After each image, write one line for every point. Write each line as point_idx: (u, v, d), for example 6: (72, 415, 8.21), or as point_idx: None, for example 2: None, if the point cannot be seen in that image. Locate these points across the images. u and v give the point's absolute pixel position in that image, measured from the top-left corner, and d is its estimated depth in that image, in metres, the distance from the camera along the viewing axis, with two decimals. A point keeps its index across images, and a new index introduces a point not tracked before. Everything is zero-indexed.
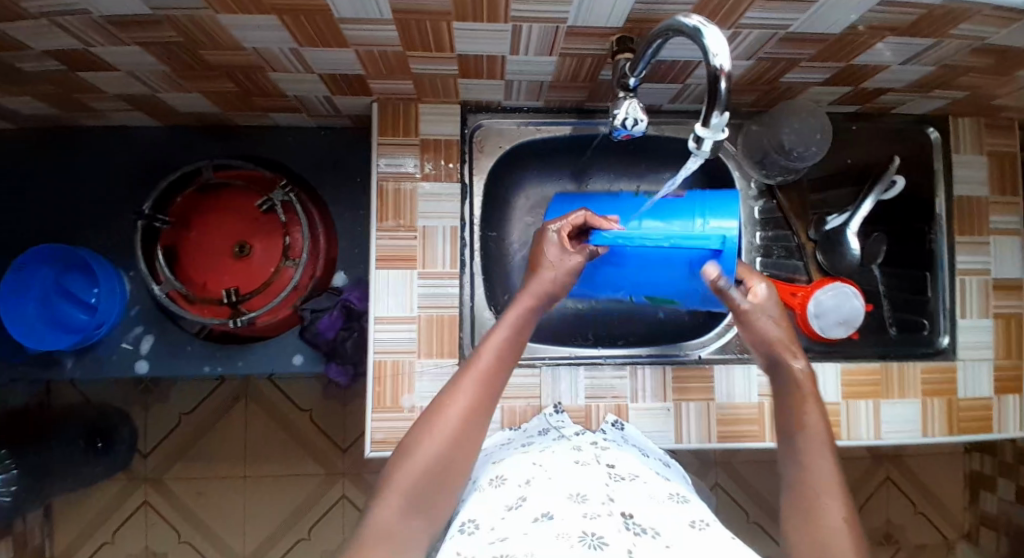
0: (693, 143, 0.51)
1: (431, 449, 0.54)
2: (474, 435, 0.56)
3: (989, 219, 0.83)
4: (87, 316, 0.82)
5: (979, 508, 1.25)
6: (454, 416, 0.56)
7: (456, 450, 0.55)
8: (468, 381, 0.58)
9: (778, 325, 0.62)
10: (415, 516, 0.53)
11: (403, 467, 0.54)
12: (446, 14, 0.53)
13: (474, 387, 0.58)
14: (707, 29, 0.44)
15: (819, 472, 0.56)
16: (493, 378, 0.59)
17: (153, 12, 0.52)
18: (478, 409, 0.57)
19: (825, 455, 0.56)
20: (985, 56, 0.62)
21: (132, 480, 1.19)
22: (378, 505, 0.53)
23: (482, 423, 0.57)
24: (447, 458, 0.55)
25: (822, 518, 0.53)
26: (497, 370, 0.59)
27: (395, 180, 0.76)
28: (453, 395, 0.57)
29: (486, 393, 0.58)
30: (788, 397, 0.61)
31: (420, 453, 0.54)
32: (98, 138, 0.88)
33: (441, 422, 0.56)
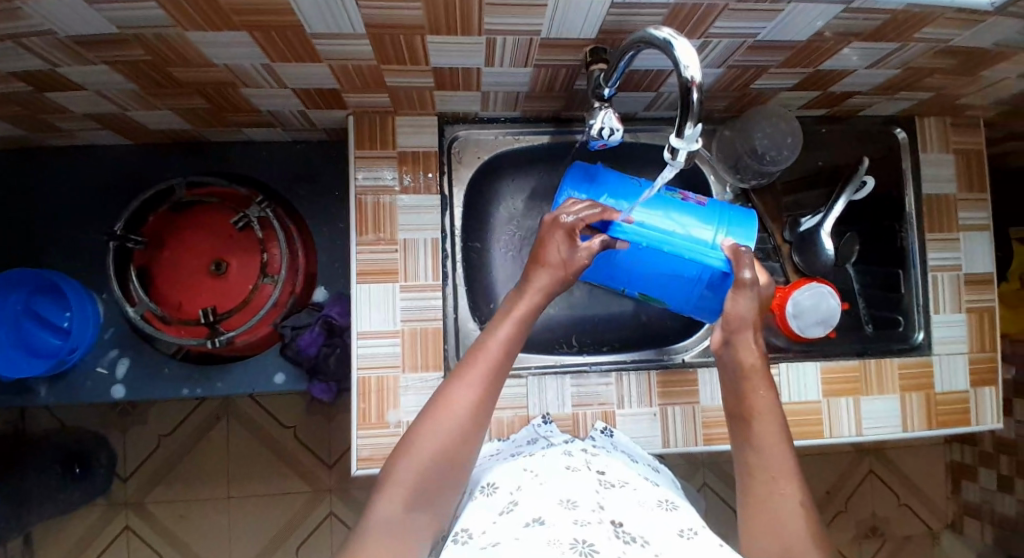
0: (668, 155, 0.52)
1: (435, 446, 0.53)
2: (477, 430, 0.55)
3: (959, 216, 0.85)
4: (60, 340, 0.80)
5: (961, 497, 1.28)
6: (460, 408, 0.55)
7: (461, 446, 0.54)
8: (474, 374, 0.57)
9: (751, 309, 0.63)
10: (415, 521, 0.52)
11: (408, 462, 0.53)
12: (419, 28, 0.53)
13: (481, 379, 0.57)
14: (678, 41, 0.45)
15: (768, 454, 0.57)
16: (498, 370, 0.58)
17: (120, 31, 0.51)
18: (481, 403, 0.56)
19: (774, 433, 0.58)
20: (946, 59, 0.64)
21: (112, 505, 1.16)
22: (378, 503, 0.52)
23: (486, 416, 0.57)
24: (449, 456, 0.54)
25: (776, 505, 0.55)
26: (503, 362, 0.58)
27: (374, 193, 0.75)
28: (459, 387, 0.56)
29: (491, 384, 0.57)
30: (740, 378, 0.62)
31: (425, 447, 0.53)
32: (67, 157, 0.86)
33: (445, 417, 0.54)
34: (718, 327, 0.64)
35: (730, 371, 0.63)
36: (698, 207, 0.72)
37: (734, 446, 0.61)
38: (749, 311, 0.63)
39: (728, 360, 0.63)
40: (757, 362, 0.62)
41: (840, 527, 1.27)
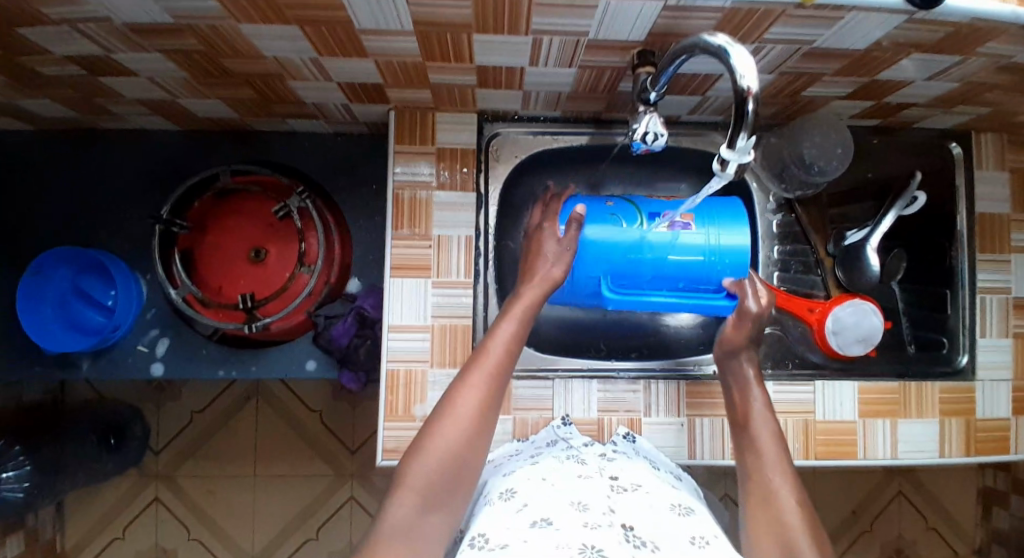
0: (717, 166, 0.49)
1: (444, 445, 0.54)
2: (484, 432, 0.56)
3: (1011, 237, 0.82)
4: (102, 318, 0.83)
5: (991, 525, 1.23)
6: (467, 409, 0.56)
7: (470, 445, 0.55)
8: (478, 377, 0.58)
9: (744, 331, 0.69)
10: (428, 522, 0.51)
11: (418, 463, 0.53)
12: (466, 26, 0.53)
13: (485, 379, 0.58)
14: (733, 49, 0.44)
15: (766, 456, 0.60)
16: (501, 374, 0.59)
17: (175, 20, 0.52)
18: (488, 403, 0.57)
19: (768, 437, 0.61)
20: (1011, 73, 0.61)
21: (144, 476, 1.20)
22: (391, 505, 0.52)
23: (492, 418, 0.58)
24: (458, 456, 0.54)
25: (776, 502, 0.56)
26: (505, 364, 0.60)
27: (411, 188, 0.76)
28: (463, 389, 0.57)
29: (495, 384, 0.58)
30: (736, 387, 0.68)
31: (435, 447, 0.54)
32: (118, 139, 0.89)
33: (454, 418, 0.55)
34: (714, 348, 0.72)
35: (729, 381, 0.69)
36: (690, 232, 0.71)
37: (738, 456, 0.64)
38: (745, 334, 0.70)
39: (730, 374, 0.70)
40: (751, 374, 0.68)
41: (863, 548, 1.23)
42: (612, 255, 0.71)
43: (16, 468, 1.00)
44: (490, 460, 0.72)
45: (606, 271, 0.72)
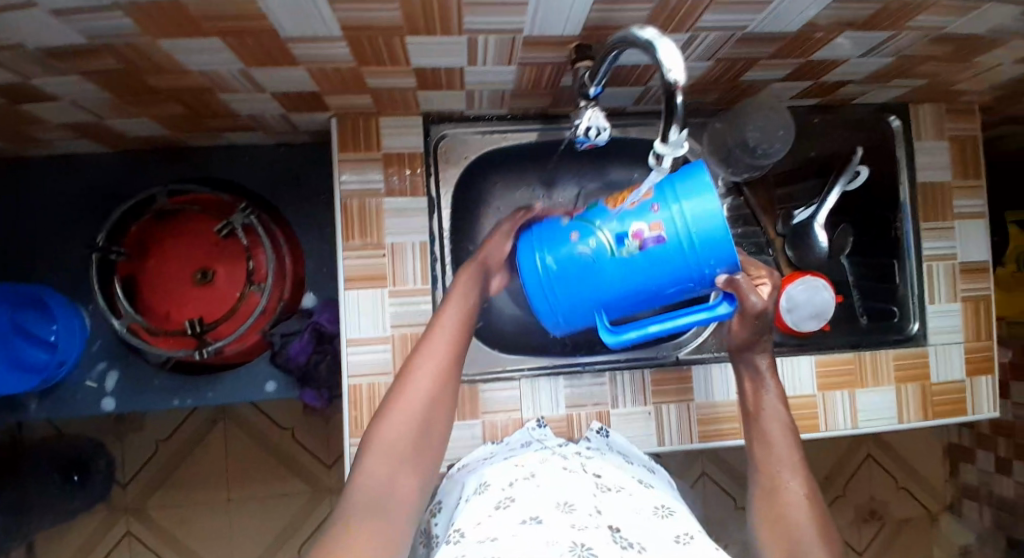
0: (653, 160, 0.51)
1: (411, 407, 0.52)
2: (449, 392, 0.55)
3: (954, 204, 0.85)
4: (46, 355, 0.78)
5: (958, 479, 1.29)
6: (429, 371, 0.55)
7: (435, 404, 0.54)
8: (438, 341, 0.57)
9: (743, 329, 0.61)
10: (404, 483, 0.50)
11: (383, 430, 0.51)
12: (398, 29, 0.51)
13: (446, 342, 0.57)
14: (660, 42, 0.44)
15: (778, 452, 0.59)
16: (461, 336, 0.58)
17: (90, 41, 0.49)
18: (449, 364, 0.56)
19: (782, 433, 0.60)
20: (941, 46, 0.63)
21: (111, 511, 1.15)
22: (360, 474, 0.49)
23: (455, 380, 0.56)
24: (425, 420, 0.53)
25: (779, 498, 0.56)
26: (464, 327, 0.59)
27: (360, 196, 0.74)
28: (423, 353, 0.56)
29: (456, 345, 0.57)
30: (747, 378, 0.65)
31: (399, 413, 0.52)
32: (46, 165, 0.84)
33: (418, 380, 0.54)
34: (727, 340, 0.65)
35: (741, 371, 0.66)
36: (660, 246, 0.54)
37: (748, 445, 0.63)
38: (749, 329, 0.61)
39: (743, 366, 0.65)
40: (766, 365, 0.63)
41: (839, 512, 1.27)
42: (590, 292, 0.59)
43: None
44: (464, 464, 0.70)
45: (595, 308, 0.61)
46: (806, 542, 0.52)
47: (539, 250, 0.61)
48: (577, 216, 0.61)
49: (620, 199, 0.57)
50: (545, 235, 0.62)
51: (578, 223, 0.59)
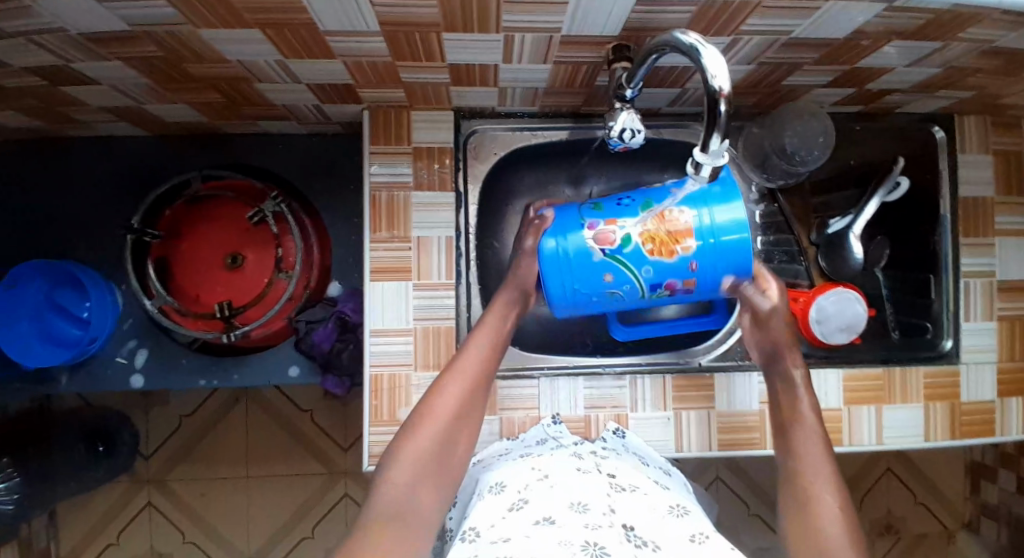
0: (691, 168, 0.50)
1: (437, 424, 0.56)
2: (472, 414, 0.59)
3: (995, 219, 0.82)
4: (79, 331, 0.82)
5: (980, 498, 1.26)
6: (455, 391, 0.59)
7: (457, 422, 0.58)
8: (467, 365, 0.61)
9: (780, 328, 0.67)
10: (425, 494, 0.52)
11: (408, 443, 0.55)
12: (434, 25, 0.51)
13: (474, 366, 0.61)
14: (704, 48, 0.43)
15: (811, 463, 0.59)
16: (488, 363, 0.62)
17: (132, 28, 0.50)
18: (475, 387, 0.60)
19: (817, 446, 0.60)
20: (993, 57, 0.60)
21: (136, 482, 1.20)
22: (384, 482, 0.53)
23: (479, 402, 0.60)
24: (448, 436, 0.57)
25: (811, 505, 0.56)
26: (492, 355, 0.63)
27: (388, 189, 0.74)
28: (450, 374, 0.60)
29: (484, 371, 0.61)
30: (786, 392, 0.66)
31: (424, 429, 0.56)
32: (86, 145, 0.87)
33: (445, 400, 0.58)
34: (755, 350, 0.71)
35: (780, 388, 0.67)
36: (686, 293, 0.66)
37: (779, 460, 0.63)
38: (783, 330, 0.67)
39: (780, 378, 0.67)
40: (802, 377, 0.66)
41: None
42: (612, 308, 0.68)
43: None
44: (480, 459, 0.70)
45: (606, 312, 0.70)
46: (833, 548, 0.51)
47: (570, 274, 0.64)
48: (609, 249, 0.62)
49: (658, 244, 0.61)
50: (569, 244, 0.64)
51: (611, 263, 0.63)
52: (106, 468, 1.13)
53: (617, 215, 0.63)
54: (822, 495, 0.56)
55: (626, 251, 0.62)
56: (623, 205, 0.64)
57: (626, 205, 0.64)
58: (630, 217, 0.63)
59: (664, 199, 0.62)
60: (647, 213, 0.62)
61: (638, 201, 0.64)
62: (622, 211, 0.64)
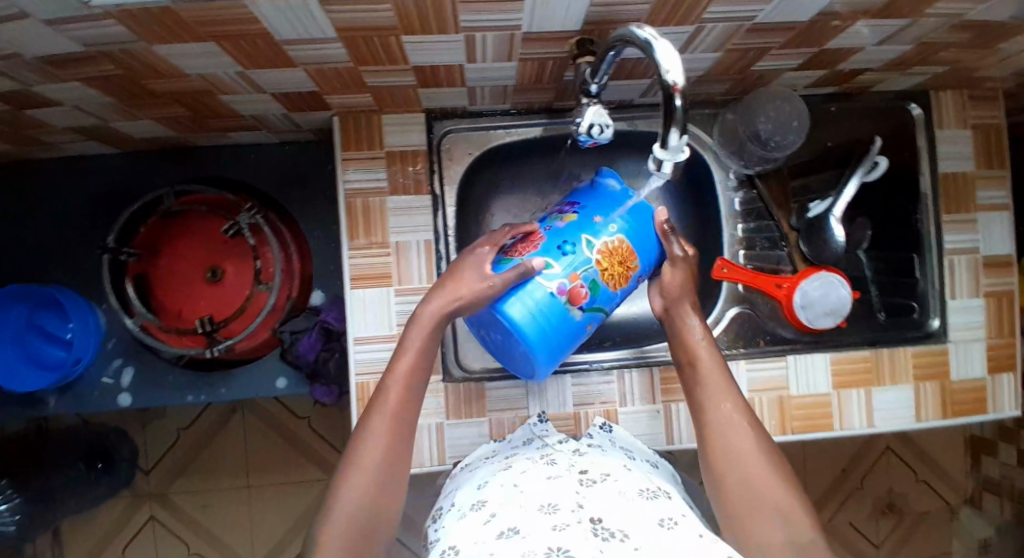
0: (652, 166, 0.51)
1: (356, 498, 0.52)
2: (395, 472, 0.55)
3: (977, 195, 0.81)
4: (63, 352, 0.82)
5: (980, 472, 1.26)
6: (370, 457, 0.54)
7: (380, 486, 0.53)
8: (379, 423, 0.56)
9: (676, 276, 0.66)
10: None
11: (327, 521, 0.51)
12: (392, 29, 0.50)
13: (386, 425, 0.56)
14: (658, 43, 0.43)
15: (713, 393, 0.60)
16: (405, 408, 0.57)
17: (86, 48, 0.49)
18: (393, 446, 0.55)
19: (718, 376, 0.61)
20: (964, 32, 0.59)
21: (135, 498, 1.20)
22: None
23: (403, 458, 0.56)
24: (371, 506, 0.52)
25: (729, 436, 0.56)
26: (407, 404, 0.57)
27: (363, 194, 0.73)
28: (365, 437, 0.55)
29: (398, 427, 0.56)
30: (682, 344, 0.65)
31: (342, 502, 0.51)
32: (61, 166, 0.86)
33: (360, 466, 0.53)
34: (658, 298, 0.68)
35: (677, 339, 0.65)
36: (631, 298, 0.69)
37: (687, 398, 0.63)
38: (681, 278, 0.66)
39: (673, 328, 0.66)
40: (698, 325, 0.65)
41: (854, 505, 1.26)
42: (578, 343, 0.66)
43: None
44: (466, 464, 0.69)
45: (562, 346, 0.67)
46: (758, 474, 0.53)
47: (554, 344, 0.60)
48: (585, 302, 0.60)
49: (616, 277, 0.62)
50: (547, 314, 0.58)
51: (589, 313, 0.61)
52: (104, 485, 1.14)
53: (573, 267, 0.60)
54: (725, 411, 0.58)
55: (598, 298, 0.62)
56: (565, 251, 0.60)
57: (571, 251, 0.60)
58: (586, 264, 0.60)
59: (599, 233, 0.62)
60: (594, 252, 0.61)
61: (576, 241, 0.61)
62: (572, 260, 0.60)
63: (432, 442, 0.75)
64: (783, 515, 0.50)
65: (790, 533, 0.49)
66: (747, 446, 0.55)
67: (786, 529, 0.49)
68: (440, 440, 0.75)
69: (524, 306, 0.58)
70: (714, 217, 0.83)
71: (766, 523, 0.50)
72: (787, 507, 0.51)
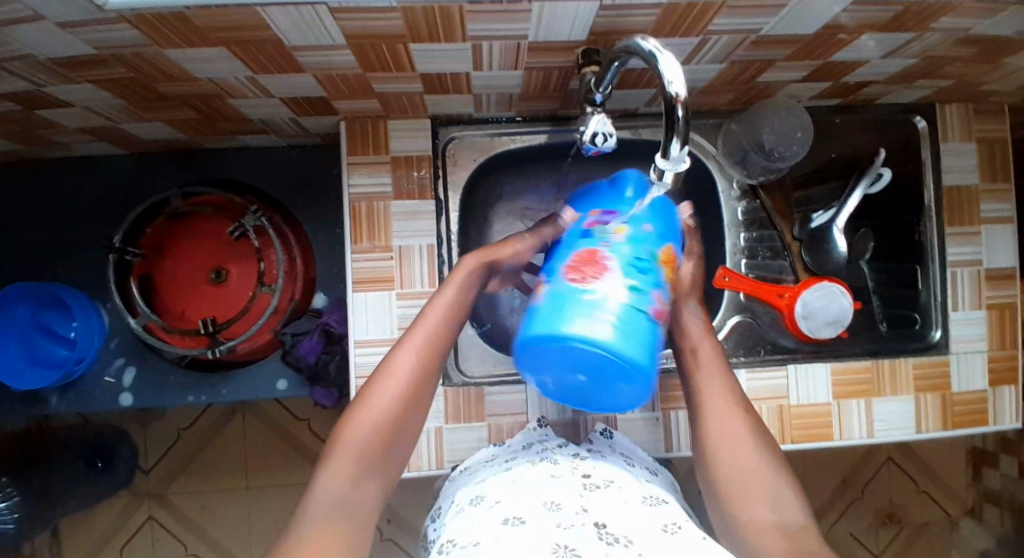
0: (655, 175, 0.52)
1: (387, 406, 0.52)
2: (426, 387, 0.55)
3: (980, 208, 0.81)
4: (66, 351, 0.82)
5: (982, 484, 1.25)
6: (402, 370, 0.54)
7: (408, 402, 0.53)
8: (416, 340, 0.56)
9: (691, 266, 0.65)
10: (363, 491, 0.50)
11: (353, 425, 0.51)
12: (401, 37, 0.51)
13: (424, 340, 0.56)
14: (662, 55, 0.44)
15: (710, 383, 0.60)
16: (444, 333, 0.57)
17: (99, 51, 0.50)
18: (428, 363, 0.55)
19: (716, 366, 0.61)
20: (970, 46, 0.60)
21: (134, 497, 1.20)
22: (323, 479, 0.49)
23: (432, 380, 0.56)
24: (396, 419, 0.52)
25: (724, 424, 0.57)
26: (447, 327, 0.57)
27: (369, 199, 0.74)
28: (400, 350, 0.55)
29: (436, 346, 0.56)
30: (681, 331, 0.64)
31: (370, 408, 0.52)
32: (69, 166, 0.87)
33: (396, 369, 0.54)
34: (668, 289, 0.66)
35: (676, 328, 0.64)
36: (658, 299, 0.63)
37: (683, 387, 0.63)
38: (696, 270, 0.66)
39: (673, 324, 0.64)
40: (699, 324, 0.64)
41: (855, 515, 1.25)
42: None
43: (5, 500, 1.04)
44: (465, 467, 0.69)
45: None
46: (754, 463, 0.54)
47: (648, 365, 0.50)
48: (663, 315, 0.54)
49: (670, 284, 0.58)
50: (643, 334, 0.50)
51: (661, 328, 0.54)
52: (104, 483, 1.14)
53: (654, 285, 0.53)
54: (719, 395, 0.59)
55: (669, 311, 0.56)
56: (642, 269, 0.53)
57: (647, 270, 0.53)
58: (659, 279, 0.55)
59: (653, 242, 0.56)
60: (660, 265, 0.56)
61: (646, 257, 0.55)
62: (652, 279, 0.53)
63: (430, 445, 0.75)
64: (773, 496, 0.52)
65: (779, 517, 0.51)
66: (742, 435, 0.56)
67: (776, 510, 0.51)
68: (438, 444, 0.75)
69: (621, 329, 0.48)
70: (717, 226, 0.83)
71: (758, 506, 0.52)
72: (778, 490, 0.52)
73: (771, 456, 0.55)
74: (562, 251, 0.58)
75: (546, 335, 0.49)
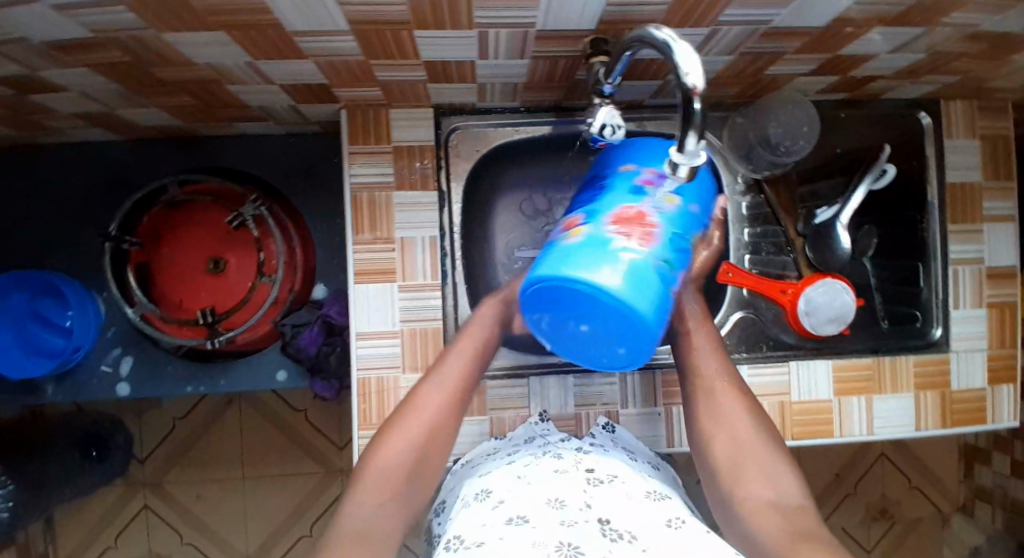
0: (668, 169, 0.50)
1: (412, 436, 0.52)
2: (451, 425, 0.54)
3: (983, 205, 0.81)
4: (63, 340, 0.81)
5: (974, 481, 1.25)
6: (428, 406, 0.54)
7: (432, 438, 0.53)
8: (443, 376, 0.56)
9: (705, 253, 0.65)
10: (388, 518, 0.48)
11: (379, 456, 0.51)
12: (406, 23, 0.50)
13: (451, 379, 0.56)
14: (677, 44, 0.43)
15: (705, 367, 0.60)
16: (469, 374, 0.57)
17: (94, 34, 0.49)
18: (454, 401, 0.55)
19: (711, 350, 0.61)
20: (978, 42, 0.59)
21: (131, 485, 1.19)
22: (346, 508, 0.48)
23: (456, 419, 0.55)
24: (421, 452, 0.52)
25: (721, 405, 0.57)
26: (473, 368, 0.58)
27: (370, 189, 0.73)
28: (427, 388, 0.55)
29: (462, 384, 0.56)
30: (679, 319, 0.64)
31: (396, 441, 0.51)
32: (64, 152, 0.85)
33: (424, 406, 0.54)
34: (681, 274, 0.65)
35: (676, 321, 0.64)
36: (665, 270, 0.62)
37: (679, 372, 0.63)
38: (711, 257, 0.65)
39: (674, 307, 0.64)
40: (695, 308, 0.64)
41: (848, 510, 1.26)
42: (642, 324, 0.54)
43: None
44: (467, 460, 0.69)
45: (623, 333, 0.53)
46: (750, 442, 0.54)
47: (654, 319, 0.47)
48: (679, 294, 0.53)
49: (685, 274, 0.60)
50: (652, 287, 0.46)
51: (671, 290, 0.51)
52: (99, 474, 1.10)
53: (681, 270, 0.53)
54: (716, 377, 0.59)
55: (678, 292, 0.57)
56: (679, 249, 0.52)
57: (682, 251, 0.53)
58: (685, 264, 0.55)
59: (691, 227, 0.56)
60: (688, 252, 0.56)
61: (682, 239, 0.54)
62: (681, 260, 0.53)
63: None
64: (769, 475, 0.51)
65: (776, 492, 0.50)
66: (737, 416, 0.56)
67: (773, 488, 0.50)
68: None
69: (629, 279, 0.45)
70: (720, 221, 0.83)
71: (757, 483, 0.51)
72: (774, 469, 0.52)
73: (766, 437, 0.55)
74: (606, 200, 0.55)
75: (558, 271, 0.46)
